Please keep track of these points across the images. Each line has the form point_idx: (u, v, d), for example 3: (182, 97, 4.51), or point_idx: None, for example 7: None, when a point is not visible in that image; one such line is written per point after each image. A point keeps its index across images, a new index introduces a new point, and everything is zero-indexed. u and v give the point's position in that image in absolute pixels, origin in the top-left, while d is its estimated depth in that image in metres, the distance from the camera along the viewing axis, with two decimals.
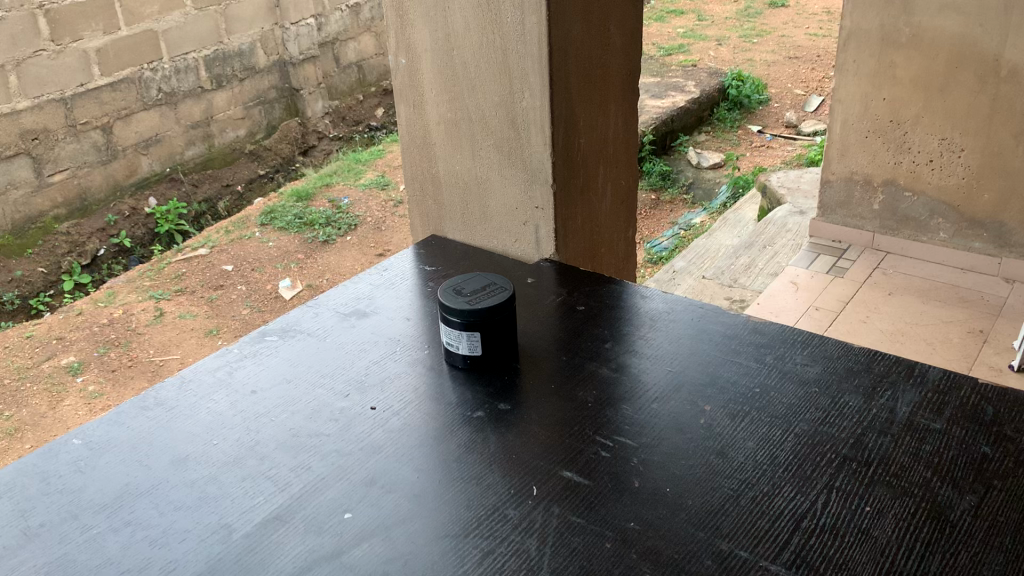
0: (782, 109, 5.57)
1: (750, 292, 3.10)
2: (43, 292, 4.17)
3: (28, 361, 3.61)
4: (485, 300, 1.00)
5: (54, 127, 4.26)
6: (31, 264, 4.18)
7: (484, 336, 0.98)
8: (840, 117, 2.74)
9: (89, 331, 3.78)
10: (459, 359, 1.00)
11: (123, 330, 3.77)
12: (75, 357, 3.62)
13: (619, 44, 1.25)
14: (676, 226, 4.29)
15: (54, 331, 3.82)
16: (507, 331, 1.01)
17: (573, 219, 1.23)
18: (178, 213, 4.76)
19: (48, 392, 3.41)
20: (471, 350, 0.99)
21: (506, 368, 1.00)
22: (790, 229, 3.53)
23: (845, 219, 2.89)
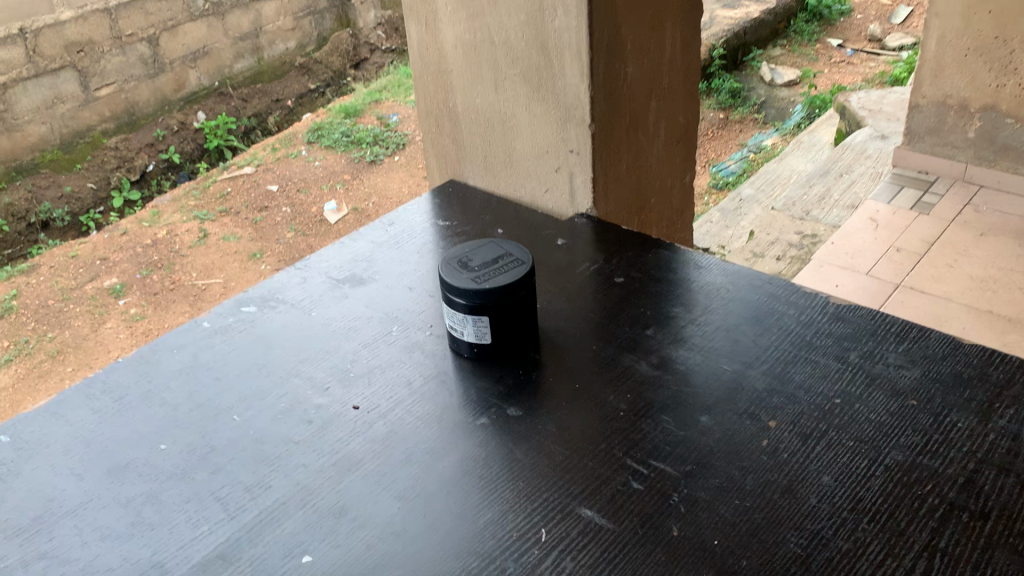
0: (866, 22, 5.13)
1: (823, 226, 2.84)
2: (93, 210, 4.05)
3: (72, 281, 3.52)
4: (496, 275, 0.81)
5: (99, 39, 4.13)
6: (80, 179, 4.09)
7: (493, 320, 0.79)
8: (935, 33, 2.41)
9: (132, 253, 3.66)
10: (463, 347, 0.82)
11: (166, 252, 3.63)
12: (118, 279, 3.50)
13: None
14: (746, 148, 4.01)
15: (98, 252, 3.71)
16: (524, 314, 0.81)
17: (616, 166, 1.02)
18: (228, 128, 4.56)
19: (91, 314, 3.31)
20: (477, 337, 0.80)
21: (522, 359, 0.82)
22: (870, 156, 3.22)
23: (934, 147, 2.60)
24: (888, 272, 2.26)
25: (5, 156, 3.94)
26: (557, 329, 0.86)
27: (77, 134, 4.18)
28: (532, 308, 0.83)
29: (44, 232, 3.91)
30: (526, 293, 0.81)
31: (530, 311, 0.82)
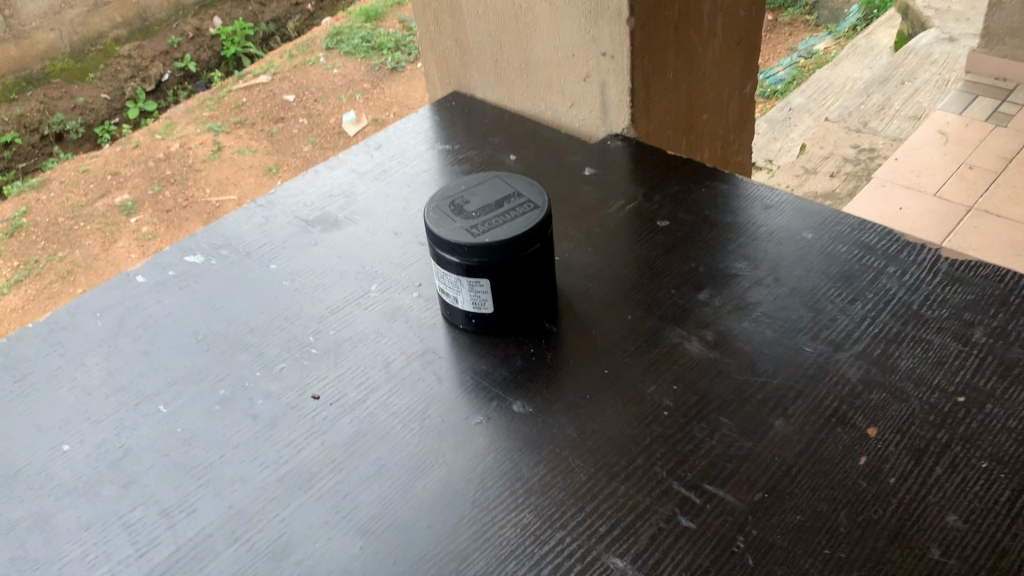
0: None
1: (882, 139, 2.58)
2: (109, 121, 3.79)
3: (82, 198, 3.22)
4: (500, 222, 0.61)
5: None
6: (93, 90, 3.79)
7: (496, 283, 0.60)
8: None
9: (144, 167, 3.35)
10: (456, 313, 0.63)
11: (179, 166, 3.31)
12: (129, 195, 3.19)
13: None
14: (796, 53, 3.70)
15: (109, 166, 3.44)
16: (537, 274, 0.62)
17: (661, 74, 0.80)
18: (245, 36, 4.18)
19: (102, 233, 3.02)
20: (474, 303, 0.61)
21: (534, 332, 0.63)
22: (936, 61, 2.92)
23: (1016, 50, 2.31)
24: (959, 192, 2.01)
25: (11, 64, 3.67)
26: (582, 289, 0.66)
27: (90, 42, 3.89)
28: (549, 264, 0.63)
29: (59, 145, 3.67)
30: (540, 247, 0.61)
31: (546, 269, 0.63)
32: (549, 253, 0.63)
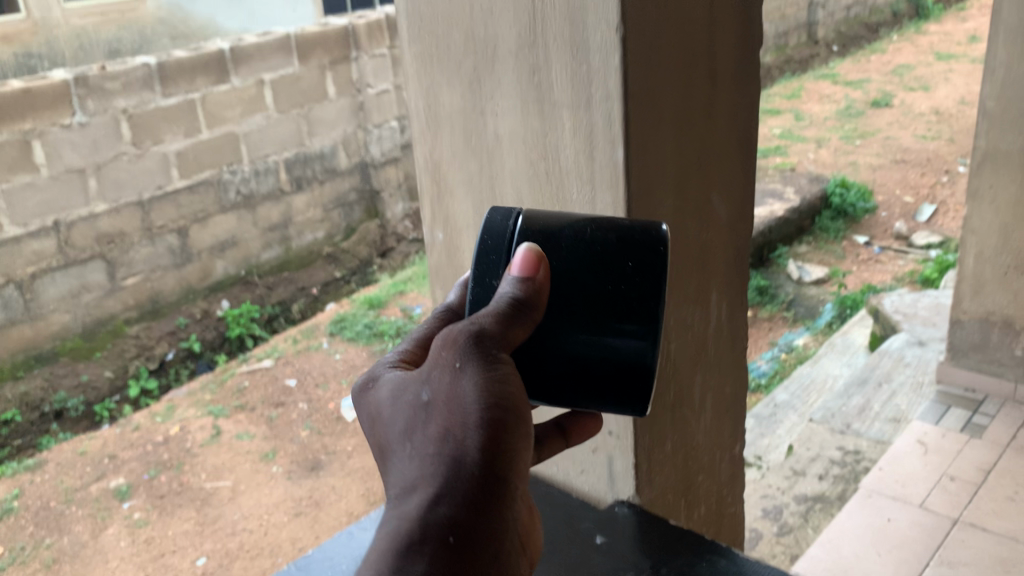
0: (891, 218, 5.13)
1: (866, 442, 2.71)
2: (110, 399, 3.40)
3: (75, 480, 2.49)
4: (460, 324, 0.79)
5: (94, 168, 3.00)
6: (97, 368, 3.47)
7: (558, 320, 0.71)
8: (971, 250, 2.37)
9: (141, 451, 2.73)
10: (601, 404, 0.73)
11: (176, 451, 2.69)
12: (123, 479, 2.51)
13: (726, 218, 0.92)
14: (777, 346, 3.88)
15: (105, 448, 2.81)
16: (567, 281, 0.71)
17: (661, 448, 0.91)
18: (252, 317, 4.04)
19: (92, 519, 2.22)
20: (545, 386, 0.72)
21: (635, 357, 0.70)
22: (908, 363, 3.11)
23: (980, 364, 2.49)
24: (943, 504, 2.09)
25: (23, 344, 3.30)
26: (658, 255, 0.71)
27: (5, 309, 3.25)
28: (588, 262, 0.72)
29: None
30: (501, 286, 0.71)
31: (577, 261, 0.72)
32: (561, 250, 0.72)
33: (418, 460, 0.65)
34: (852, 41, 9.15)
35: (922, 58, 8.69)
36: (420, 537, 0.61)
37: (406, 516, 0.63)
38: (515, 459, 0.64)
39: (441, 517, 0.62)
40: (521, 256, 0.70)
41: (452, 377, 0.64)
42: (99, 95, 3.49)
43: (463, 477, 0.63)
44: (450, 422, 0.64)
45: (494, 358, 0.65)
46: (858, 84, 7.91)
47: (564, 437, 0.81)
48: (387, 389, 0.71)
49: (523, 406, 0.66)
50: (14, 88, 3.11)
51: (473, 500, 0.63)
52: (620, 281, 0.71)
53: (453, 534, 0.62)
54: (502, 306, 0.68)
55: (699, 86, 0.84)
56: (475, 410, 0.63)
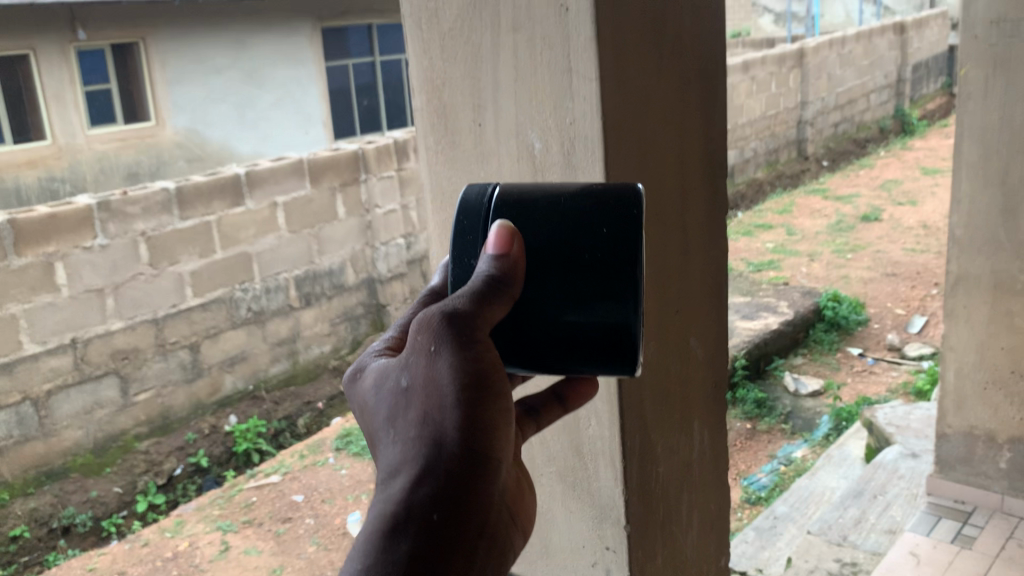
0: (884, 331, 5.27)
1: (862, 554, 2.77)
2: (116, 514, 3.54)
3: None
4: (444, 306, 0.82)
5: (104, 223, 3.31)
6: (107, 484, 3.61)
7: (541, 293, 0.75)
8: (952, 367, 2.50)
9: (151, 566, 2.82)
10: (586, 367, 0.76)
11: (185, 568, 2.75)
12: None
13: (702, 356, 1.08)
14: (776, 459, 3.95)
15: (116, 565, 2.89)
16: (544, 250, 0.75)
17: (653, 561, 1.03)
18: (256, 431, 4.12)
19: None
20: (530, 352, 0.76)
21: (610, 314, 0.74)
22: (903, 475, 3.19)
23: (967, 476, 2.58)
24: None
25: (36, 460, 3.46)
26: (630, 221, 0.75)
27: (19, 425, 3.39)
28: (561, 230, 0.75)
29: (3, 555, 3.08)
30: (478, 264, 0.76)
31: (554, 233, 0.75)
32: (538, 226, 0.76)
33: (403, 444, 0.70)
34: (840, 156, 9.51)
35: (908, 173, 9.02)
36: (404, 515, 0.66)
37: (391, 496, 0.68)
38: (493, 435, 0.69)
39: (423, 496, 0.67)
40: (494, 235, 0.75)
41: (429, 361, 0.69)
42: (120, 218, 3.72)
43: (444, 456, 0.68)
44: (429, 404, 0.69)
45: (468, 336, 0.70)
46: (847, 198, 8.20)
47: (563, 405, 0.86)
48: (374, 381, 0.76)
49: (499, 381, 0.71)
50: (40, 213, 3.43)
51: (454, 477, 0.68)
52: (594, 245, 0.74)
53: (436, 510, 0.66)
54: (478, 282, 0.73)
55: (671, 213, 1.00)
56: (450, 389, 0.68)
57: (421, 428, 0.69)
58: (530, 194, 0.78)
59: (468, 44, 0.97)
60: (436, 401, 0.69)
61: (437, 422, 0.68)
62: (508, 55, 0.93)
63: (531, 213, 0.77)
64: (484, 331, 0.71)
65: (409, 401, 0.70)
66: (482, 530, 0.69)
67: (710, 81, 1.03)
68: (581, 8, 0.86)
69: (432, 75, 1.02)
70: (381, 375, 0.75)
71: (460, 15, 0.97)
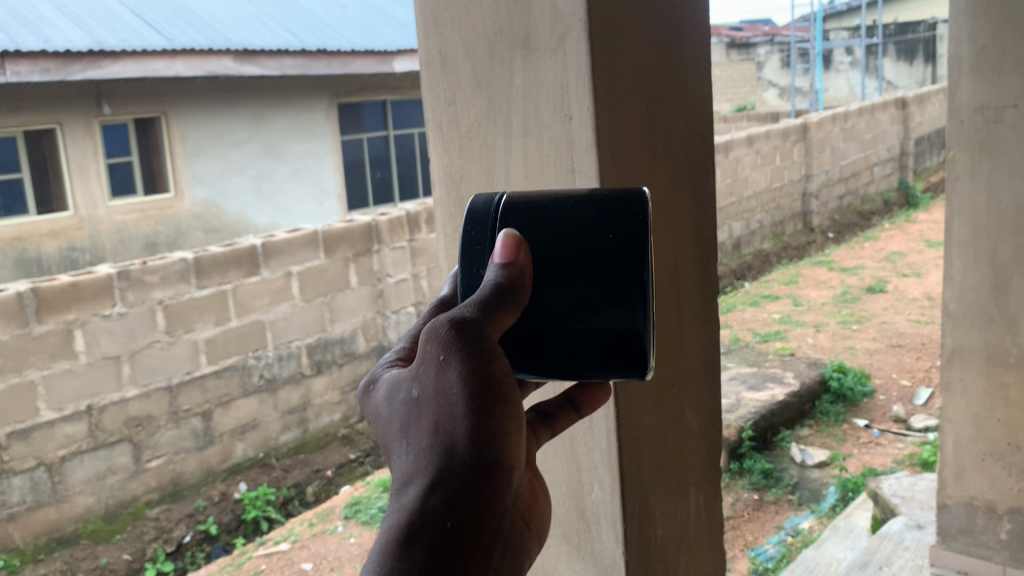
0: (889, 402, 5.31)
1: None
2: None
3: None
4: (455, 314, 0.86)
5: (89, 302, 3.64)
6: (116, 550, 3.68)
7: (551, 298, 0.78)
8: (950, 438, 2.55)
9: None
10: (596, 369, 0.79)
11: None
12: None
13: (697, 427, 1.17)
14: (783, 530, 3.96)
15: None
16: (553, 256, 0.79)
17: None
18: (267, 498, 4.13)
19: None
20: (542, 357, 0.79)
21: (618, 317, 0.77)
22: (907, 546, 3.20)
23: (969, 547, 2.61)
24: None
25: (48, 525, 3.56)
26: (636, 226, 0.78)
27: (33, 491, 3.50)
28: (569, 236, 0.79)
29: None
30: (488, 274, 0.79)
31: (562, 241, 0.79)
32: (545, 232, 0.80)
33: (415, 454, 0.72)
34: (845, 229, 9.65)
35: (912, 245, 9.14)
36: (419, 523, 0.67)
37: (405, 506, 0.69)
38: (504, 443, 0.71)
39: (436, 504, 0.68)
40: (501, 243, 0.79)
41: (439, 371, 0.72)
42: (138, 288, 3.83)
43: (455, 463, 0.69)
44: (440, 413, 0.71)
45: (477, 344, 0.72)
46: (852, 269, 8.30)
47: (577, 411, 0.88)
48: (388, 395, 0.78)
49: (508, 388, 0.72)
50: (60, 281, 3.58)
51: (466, 485, 0.69)
52: (601, 250, 0.78)
53: (449, 517, 0.68)
54: (487, 292, 0.76)
55: (664, 282, 1.10)
56: (459, 398, 0.70)
57: (433, 436, 0.71)
58: (537, 201, 0.82)
59: (483, 145, 1.09)
60: (446, 407, 0.71)
61: (449, 428, 0.70)
62: (519, 153, 1.05)
63: (539, 222, 0.80)
64: (493, 340, 0.74)
65: (423, 412, 0.72)
66: (496, 537, 0.70)
67: (700, 175, 1.13)
68: (584, 116, 0.97)
69: (452, 172, 1.15)
70: (394, 395, 0.77)
71: (477, 121, 1.10)
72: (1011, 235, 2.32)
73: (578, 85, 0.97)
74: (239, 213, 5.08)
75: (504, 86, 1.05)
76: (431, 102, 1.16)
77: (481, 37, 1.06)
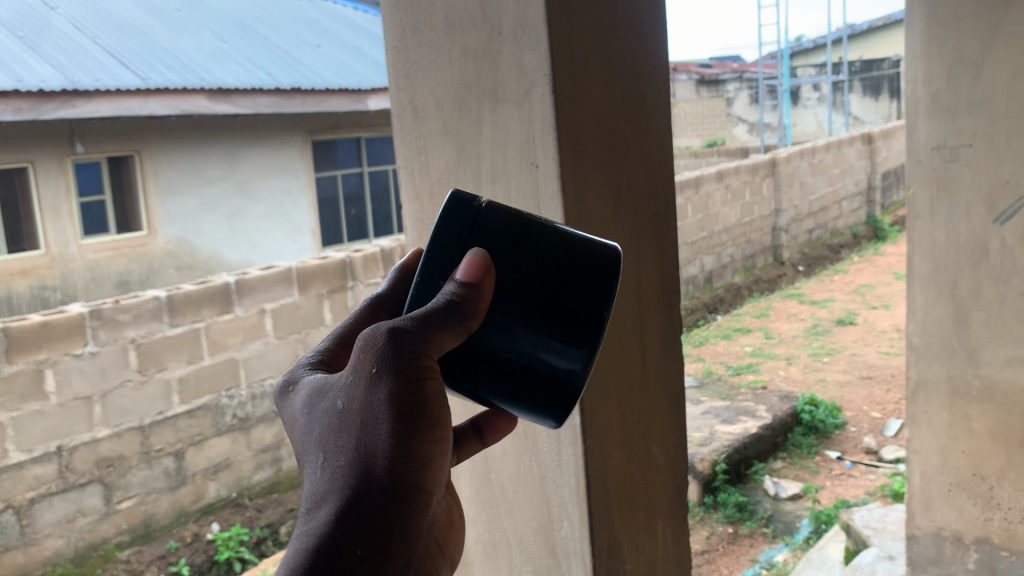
0: (860, 434, 5.37)
1: None
2: None
3: None
4: (382, 314, 0.90)
5: (54, 340, 3.63)
6: None
7: (506, 329, 0.77)
8: (917, 469, 2.60)
9: None
10: (521, 406, 0.80)
11: None
12: None
13: (663, 462, 1.20)
14: (758, 563, 3.97)
15: None
16: (515, 289, 0.76)
17: None
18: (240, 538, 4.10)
19: None
20: (479, 382, 0.79)
21: (567, 366, 0.77)
22: None
23: None
24: None
25: (15, 569, 3.51)
26: (606, 279, 0.77)
27: None
28: (539, 271, 0.77)
29: None
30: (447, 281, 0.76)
31: (531, 276, 0.76)
32: (514, 260, 0.76)
33: (331, 471, 0.72)
34: (815, 262, 9.78)
35: (881, 277, 9.28)
36: (325, 549, 0.69)
37: (314, 527, 0.69)
38: (425, 467, 0.72)
39: (344, 530, 0.69)
40: (467, 263, 0.75)
41: (366, 389, 0.71)
42: (110, 327, 3.80)
43: (373, 486, 0.70)
44: (363, 434, 0.71)
45: (412, 364, 0.70)
46: (822, 302, 8.42)
47: (481, 439, 0.92)
48: (315, 395, 0.78)
49: (439, 410, 0.72)
50: (31, 320, 3.55)
51: (378, 512, 0.70)
52: (564, 297, 0.76)
53: (357, 545, 0.69)
54: (437, 306, 0.73)
55: (627, 319, 1.14)
56: (383, 420, 0.70)
57: (354, 455, 0.71)
58: (520, 217, 0.78)
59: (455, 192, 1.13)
60: (371, 427, 0.70)
61: (373, 449, 0.70)
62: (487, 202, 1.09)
63: (513, 250, 0.76)
64: (433, 357, 0.72)
65: (345, 428, 0.72)
66: (408, 563, 0.72)
67: (663, 220, 1.17)
68: (549, 164, 1.01)
69: (424, 217, 1.19)
70: (316, 404, 0.77)
71: (447, 168, 1.14)
72: (970, 269, 2.39)
73: (543, 135, 1.01)
74: (212, 250, 5.04)
75: (473, 136, 1.09)
76: (403, 150, 1.20)
77: (450, 88, 1.10)
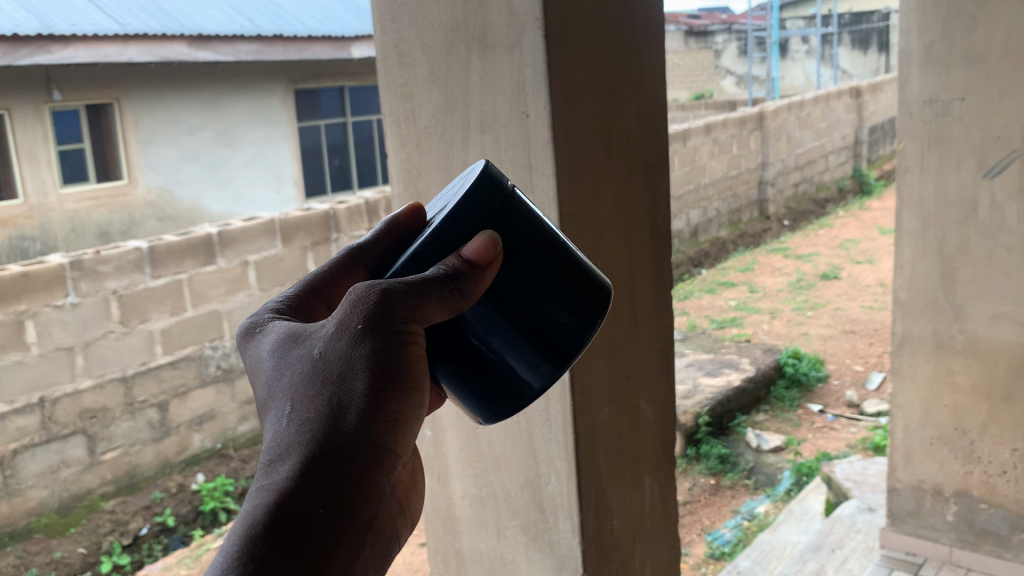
0: (842, 387, 5.41)
1: None
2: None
3: None
4: (358, 273, 0.88)
5: (36, 291, 3.58)
6: (71, 544, 3.56)
7: (487, 319, 0.76)
8: (900, 423, 2.62)
9: None
10: (469, 400, 0.80)
11: None
12: None
13: (652, 417, 1.19)
14: (739, 514, 4.02)
15: None
16: (511, 286, 0.76)
17: None
18: (225, 489, 4.12)
19: None
20: (448, 362, 0.78)
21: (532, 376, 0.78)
22: (860, 529, 3.25)
23: (917, 529, 2.68)
24: None
25: None
26: (589, 306, 0.78)
27: None
28: (541, 273, 0.76)
29: None
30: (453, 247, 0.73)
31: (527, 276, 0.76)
32: (518, 253, 0.75)
33: (300, 422, 0.70)
34: (800, 217, 9.78)
35: (866, 232, 9.29)
36: (287, 503, 0.67)
37: (277, 479, 0.68)
38: (398, 429, 0.71)
39: (308, 483, 0.68)
40: (479, 242, 0.72)
41: (349, 343, 0.69)
42: (91, 278, 3.77)
43: (344, 444, 0.69)
44: (340, 390, 0.69)
45: (401, 325, 0.69)
46: (807, 257, 8.42)
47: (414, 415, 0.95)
48: (290, 341, 0.75)
49: (419, 376, 0.71)
50: (11, 271, 3.48)
51: (345, 469, 0.69)
52: (552, 314, 0.77)
53: (322, 503, 0.68)
54: (434, 274, 0.71)
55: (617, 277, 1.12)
56: (364, 377, 0.69)
57: (326, 410, 0.69)
58: (534, 217, 0.76)
59: (441, 141, 1.10)
60: (347, 385, 0.69)
61: (349, 407, 0.69)
62: (477, 149, 1.06)
63: (519, 245, 0.75)
64: (420, 324, 0.70)
65: (320, 383, 0.70)
66: (369, 525, 0.71)
67: (654, 173, 1.15)
68: (540, 114, 0.98)
69: (410, 167, 1.15)
70: (288, 352, 0.74)
71: (434, 116, 1.10)
72: (959, 225, 2.38)
73: (534, 83, 0.98)
74: None
75: (461, 82, 1.05)
76: (388, 98, 1.16)
77: (437, 33, 1.07)
